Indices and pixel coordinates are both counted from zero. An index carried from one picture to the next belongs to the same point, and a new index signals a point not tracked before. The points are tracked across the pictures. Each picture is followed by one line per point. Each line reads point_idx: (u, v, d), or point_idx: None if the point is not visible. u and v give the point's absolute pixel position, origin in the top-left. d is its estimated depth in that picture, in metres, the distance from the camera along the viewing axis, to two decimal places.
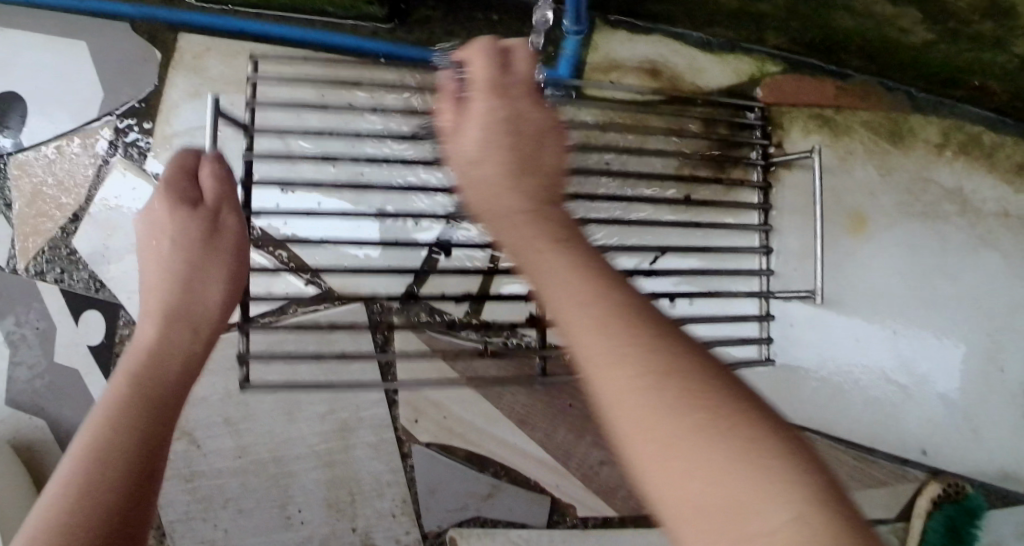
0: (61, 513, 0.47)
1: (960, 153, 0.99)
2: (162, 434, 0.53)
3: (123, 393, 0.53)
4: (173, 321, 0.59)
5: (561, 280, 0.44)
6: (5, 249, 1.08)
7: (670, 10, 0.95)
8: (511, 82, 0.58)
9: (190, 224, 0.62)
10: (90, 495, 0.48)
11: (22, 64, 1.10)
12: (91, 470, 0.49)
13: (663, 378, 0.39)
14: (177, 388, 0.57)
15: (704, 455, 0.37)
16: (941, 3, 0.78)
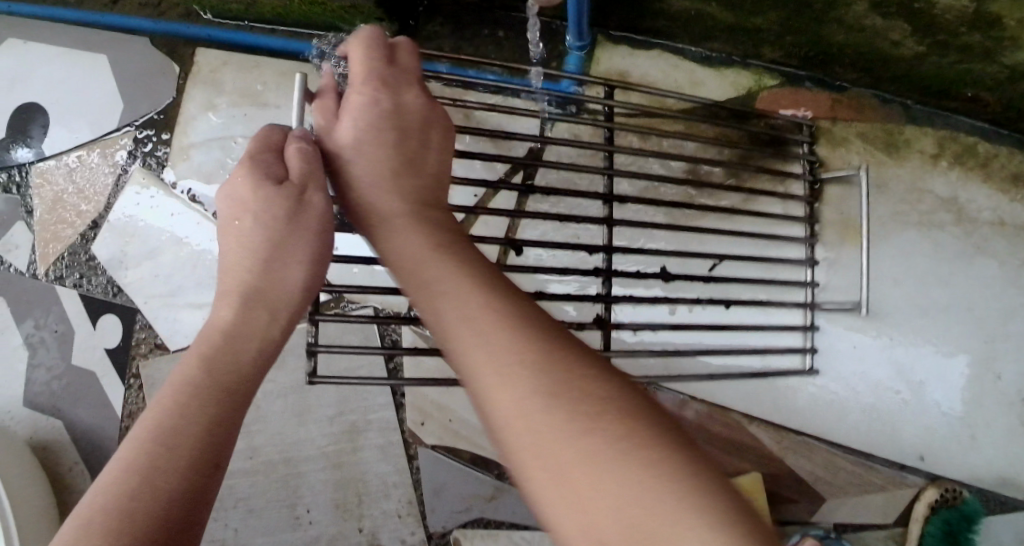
0: (132, 487, 0.50)
1: (955, 163, 1.01)
2: (227, 420, 0.55)
3: (196, 378, 0.55)
4: (250, 303, 0.59)
5: (475, 309, 0.50)
6: (26, 254, 1.12)
7: (669, 26, 0.98)
8: (394, 73, 0.63)
9: (278, 204, 0.59)
10: (163, 475, 0.50)
11: (45, 77, 1.15)
12: (158, 453, 0.51)
13: (544, 395, 0.45)
14: (246, 374, 0.57)
15: (592, 461, 0.42)
16: (929, 16, 0.81)
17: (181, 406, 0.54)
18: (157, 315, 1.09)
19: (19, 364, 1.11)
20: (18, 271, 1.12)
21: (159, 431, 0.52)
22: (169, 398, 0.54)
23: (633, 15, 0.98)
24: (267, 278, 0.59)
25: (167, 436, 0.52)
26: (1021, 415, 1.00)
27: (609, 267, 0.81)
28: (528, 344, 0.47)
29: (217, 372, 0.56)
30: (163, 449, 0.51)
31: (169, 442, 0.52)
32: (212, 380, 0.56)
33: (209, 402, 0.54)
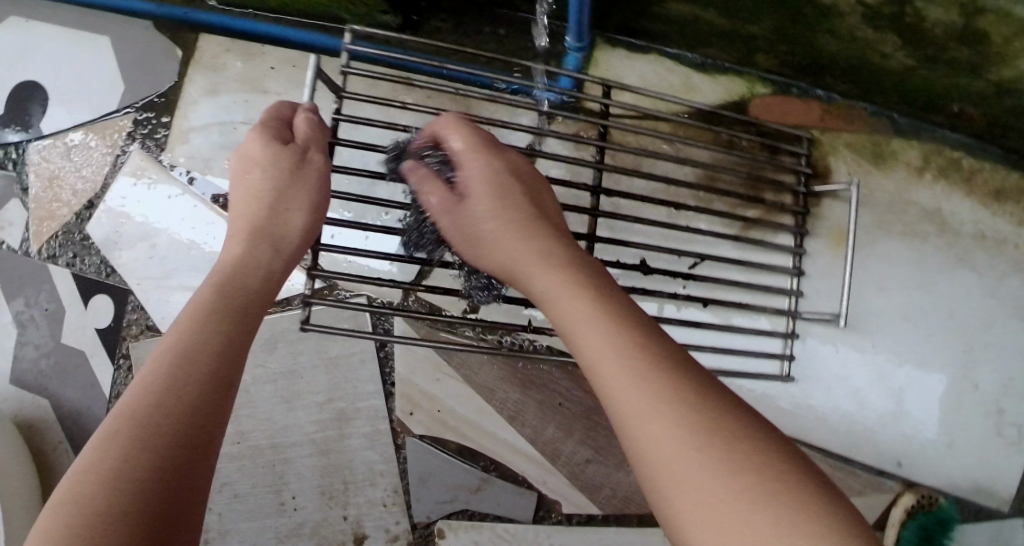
0: (156, 396, 0.54)
1: (940, 176, 1.04)
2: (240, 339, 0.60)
3: (208, 304, 0.61)
4: (258, 241, 0.67)
5: (635, 388, 0.55)
6: (20, 232, 1.12)
7: (667, 31, 1.01)
8: (500, 149, 0.76)
9: (285, 159, 0.71)
10: (181, 380, 0.55)
11: (46, 56, 1.15)
12: (175, 364, 0.56)
13: (696, 435, 0.52)
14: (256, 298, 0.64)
15: (735, 493, 0.50)
16: (919, 31, 0.84)
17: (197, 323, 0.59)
18: (149, 296, 1.09)
19: (6, 341, 1.10)
20: (10, 248, 1.12)
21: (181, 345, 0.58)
22: (182, 325, 0.59)
23: (632, 19, 1.00)
24: (275, 221, 0.69)
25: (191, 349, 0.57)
26: (997, 424, 1.03)
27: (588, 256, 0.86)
28: (671, 382, 0.55)
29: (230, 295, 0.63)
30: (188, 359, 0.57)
31: (186, 355, 0.57)
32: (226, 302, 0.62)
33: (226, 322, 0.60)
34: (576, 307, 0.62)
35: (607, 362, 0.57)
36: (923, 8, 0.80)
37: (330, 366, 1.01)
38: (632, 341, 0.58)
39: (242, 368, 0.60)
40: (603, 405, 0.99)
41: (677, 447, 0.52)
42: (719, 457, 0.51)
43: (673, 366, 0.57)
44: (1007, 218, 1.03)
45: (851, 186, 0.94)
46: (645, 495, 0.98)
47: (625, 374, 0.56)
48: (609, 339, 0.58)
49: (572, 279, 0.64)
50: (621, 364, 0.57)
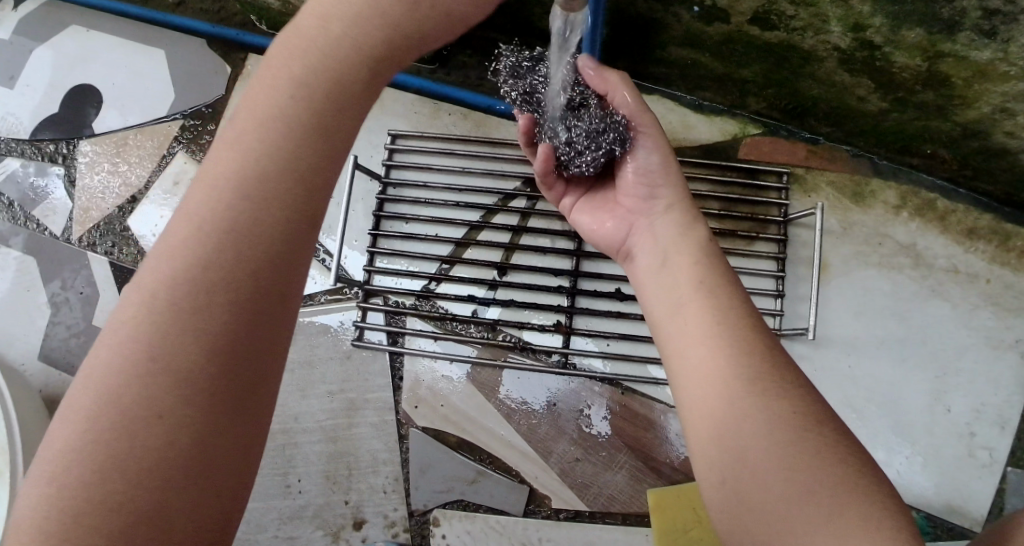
0: (210, 252, 0.53)
1: (915, 214, 1.17)
2: (254, 212, 0.54)
3: (242, 172, 0.55)
4: (295, 123, 0.57)
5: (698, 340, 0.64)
6: (63, 221, 1.22)
7: (668, 74, 1.15)
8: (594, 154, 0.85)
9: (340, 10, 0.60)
10: (230, 248, 0.53)
11: (105, 65, 1.27)
12: (224, 223, 0.54)
13: (756, 405, 0.58)
14: (282, 200, 0.55)
15: (785, 463, 0.55)
16: (889, 74, 0.96)
17: (233, 211, 0.54)
18: None
19: (40, 320, 1.19)
20: (54, 235, 1.22)
21: (217, 232, 0.54)
22: (228, 177, 0.55)
23: (636, 66, 1.15)
24: (320, 102, 0.58)
25: (233, 235, 0.53)
26: (968, 446, 1.13)
27: (572, 289, 1.06)
28: (743, 351, 0.61)
29: (262, 184, 0.55)
30: (224, 255, 0.53)
31: (235, 214, 0.54)
32: (258, 189, 0.55)
33: (270, 212, 0.54)
34: (658, 286, 0.71)
35: (684, 331, 0.65)
36: (890, 52, 0.92)
37: (346, 358, 1.09)
38: (718, 314, 0.64)
39: (260, 247, 0.54)
40: (598, 408, 1.07)
41: (727, 414, 0.59)
42: (785, 429, 0.57)
43: (753, 344, 0.62)
44: (978, 254, 1.16)
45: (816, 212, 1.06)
46: (630, 495, 1.04)
47: (706, 352, 0.63)
48: (696, 311, 0.66)
49: (671, 253, 0.72)
50: (697, 334, 0.64)
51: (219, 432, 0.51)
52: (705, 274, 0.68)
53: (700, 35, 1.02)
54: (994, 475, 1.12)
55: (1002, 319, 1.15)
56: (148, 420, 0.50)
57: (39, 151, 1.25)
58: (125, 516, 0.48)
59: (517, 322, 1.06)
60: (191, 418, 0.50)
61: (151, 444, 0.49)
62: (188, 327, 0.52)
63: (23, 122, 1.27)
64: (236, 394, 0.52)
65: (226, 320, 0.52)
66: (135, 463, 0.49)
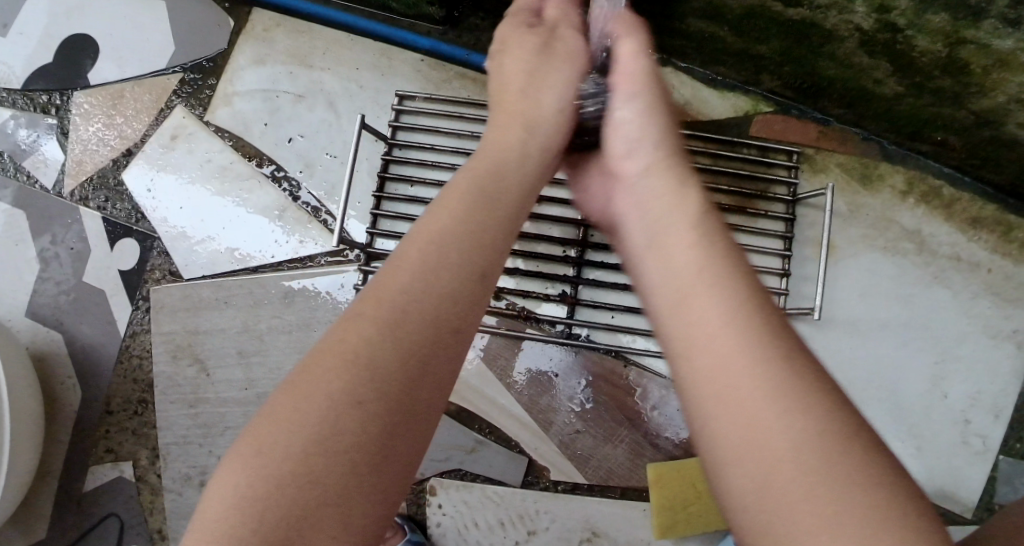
0: (413, 283, 0.55)
1: (921, 201, 1.16)
2: (455, 255, 0.57)
3: (452, 214, 0.59)
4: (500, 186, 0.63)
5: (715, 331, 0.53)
6: (54, 174, 1.18)
7: (684, 46, 1.13)
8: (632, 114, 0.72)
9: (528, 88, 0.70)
10: (432, 283, 0.56)
11: (103, 14, 1.22)
12: (428, 258, 0.57)
13: (781, 395, 0.48)
14: (490, 226, 0.60)
15: (806, 448, 0.47)
16: (908, 58, 0.95)
17: (454, 229, 0.58)
18: (175, 244, 1.14)
19: (28, 276, 1.15)
20: (45, 188, 1.18)
21: (417, 270, 0.56)
22: (436, 221, 0.59)
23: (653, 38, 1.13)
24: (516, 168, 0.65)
25: (429, 268, 0.56)
26: (962, 434, 1.13)
27: (579, 259, 1.04)
28: (758, 322, 0.52)
29: (464, 230, 0.58)
30: (442, 264, 0.56)
31: (437, 250, 0.57)
32: (479, 210, 0.60)
33: (458, 252, 0.57)
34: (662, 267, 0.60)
35: (682, 292, 0.56)
36: (912, 36, 0.90)
37: None
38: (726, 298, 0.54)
39: (447, 283, 0.56)
40: (601, 380, 1.05)
41: (740, 388, 0.50)
42: (805, 412, 0.48)
43: (767, 315, 0.53)
44: (981, 243, 1.15)
45: (826, 192, 1.04)
46: (629, 469, 1.03)
47: (725, 344, 0.52)
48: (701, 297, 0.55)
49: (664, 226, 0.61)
50: (703, 295, 0.55)
51: (406, 418, 0.51)
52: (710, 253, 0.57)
53: (720, 8, 1.00)
54: (987, 462, 1.12)
55: (1001, 308, 1.15)
56: (353, 396, 0.51)
57: (32, 102, 1.21)
58: (318, 498, 0.48)
59: (522, 291, 1.05)
60: (388, 405, 0.51)
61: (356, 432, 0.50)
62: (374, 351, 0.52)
63: (15, 71, 1.22)
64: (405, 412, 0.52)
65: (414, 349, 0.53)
66: (335, 445, 0.49)
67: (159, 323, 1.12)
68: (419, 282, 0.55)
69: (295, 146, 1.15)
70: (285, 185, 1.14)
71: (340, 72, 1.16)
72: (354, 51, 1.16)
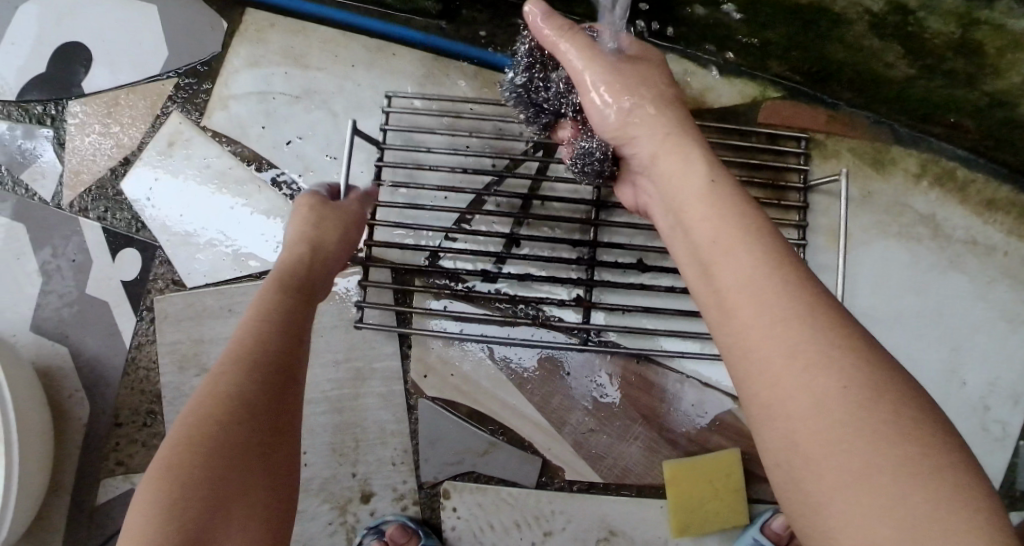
0: (245, 348, 0.65)
1: (934, 184, 1.14)
2: (285, 316, 0.70)
3: (274, 292, 0.73)
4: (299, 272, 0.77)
5: (772, 342, 0.54)
6: (53, 185, 1.17)
7: (686, 33, 1.10)
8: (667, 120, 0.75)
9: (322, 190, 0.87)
10: (267, 343, 0.66)
11: (94, 20, 1.20)
12: (258, 327, 0.67)
13: (848, 401, 0.50)
14: (311, 297, 0.76)
15: (888, 470, 0.47)
16: (920, 40, 0.93)
17: (276, 299, 0.72)
18: (178, 252, 1.13)
19: (31, 289, 1.14)
20: (43, 200, 1.16)
21: (241, 346, 0.65)
22: (264, 297, 0.72)
23: (654, 26, 1.10)
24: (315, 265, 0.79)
25: (250, 339, 0.66)
26: (981, 421, 1.11)
27: (592, 260, 1.02)
28: (828, 344, 0.53)
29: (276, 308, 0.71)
30: (281, 316, 0.70)
31: (268, 319, 0.69)
32: (297, 292, 0.74)
33: (282, 318, 0.70)
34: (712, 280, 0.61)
35: (743, 308, 0.57)
36: (924, 17, 0.89)
37: (350, 326, 1.05)
38: (782, 308, 0.55)
39: (275, 340, 0.67)
40: (613, 378, 1.04)
41: (807, 408, 0.51)
42: (882, 431, 0.49)
43: (837, 327, 0.54)
44: (997, 226, 1.13)
45: (843, 177, 1.02)
46: (644, 466, 1.02)
47: (785, 356, 0.53)
48: (756, 306, 0.56)
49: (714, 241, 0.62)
50: (767, 324, 0.55)
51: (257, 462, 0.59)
52: (763, 263, 0.58)
53: None
54: (1007, 449, 1.11)
55: (1018, 292, 1.12)
56: (204, 461, 0.56)
57: (27, 112, 1.19)
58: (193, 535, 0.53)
59: (534, 296, 1.02)
60: (236, 453, 0.58)
61: (211, 471, 0.56)
62: (215, 421, 0.58)
63: (8, 80, 1.20)
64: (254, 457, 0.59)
65: (255, 399, 0.61)
66: (192, 472, 0.56)
67: (165, 333, 1.11)
68: (264, 333, 0.67)
69: (294, 148, 1.13)
70: (286, 189, 1.13)
71: (337, 72, 1.14)
72: (351, 50, 1.14)
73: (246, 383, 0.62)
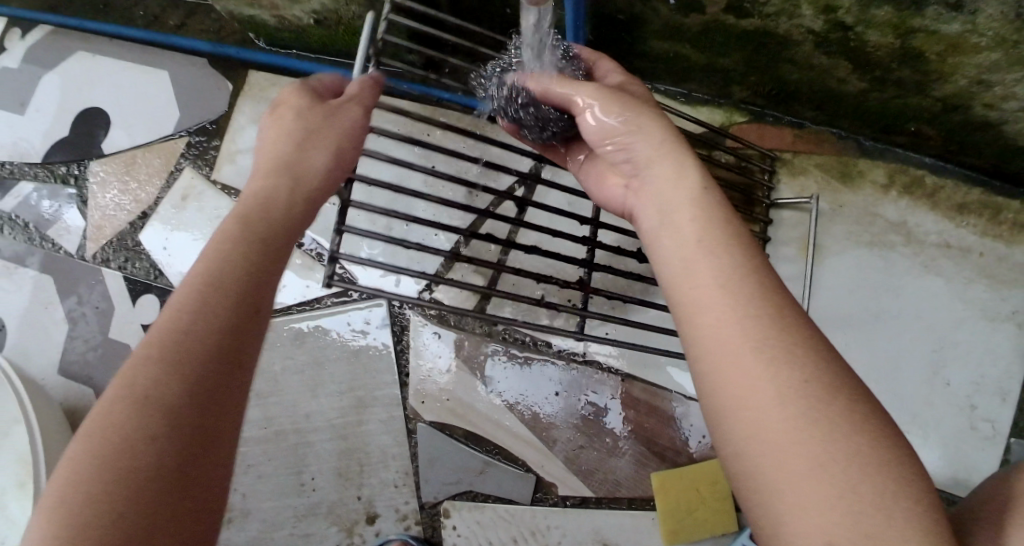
0: (187, 321, 0.56)
1: (904, 192, 1.19)
2: (239, 279, 0.60)
3: (225, 246, 0.62)
4: (259, 220, 0.65)
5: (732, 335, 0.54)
6: (77, 239, 1.27)
7: (653, 67, 1.18)
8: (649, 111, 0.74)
9: (310, 112, 0.73)
10: (211, 315, 0.57)
11: (111, 87, 1.31)
12: (202, 295, 0.58)
13: (799, 396, 0.51)
14: (268, 249, 0.64)
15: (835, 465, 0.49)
16: (864, 53, 0.98)
17: (230, 253, 0.61)
18: None
19: (59, 336, 1.23)
20: (68, 253, 1.26)
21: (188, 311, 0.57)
22: (210, 253, 0.61)
23: (624, 63, 1.19)
24: (287, 206, 0.68)
25: (193, 305, 0.57)
26: (969, 419, 1.14)
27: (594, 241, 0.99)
28: (784, 340, 0.53)
29: (225, 269, 0.60)
30: (229, 277, 0.60)
31: (215, 282, 0.59)
32: (251, 242, 0.63)
33: (233, 280, 0.60)
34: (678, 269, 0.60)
35: (706, 314, 0.56)
36: (863, 32, 0.94)
37: (353, 357, 1.13)
38: (743, 304, 0.55)
39: (219, 311, 0.57)
40: (599, 395, 1.09)
41: (761, 402, 0.52)
42: (831, 426, 0.50)
43: (791, 322, 0.55)
44: (969, 228, 1.17)
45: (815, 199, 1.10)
46: (634, 479, 1.07)
47: (744, 350, 0.53)
48: (717, 299, 0.56)
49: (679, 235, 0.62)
50: (724, 318, 0.55)
51: (199, 450, 0.52)
52: (724, 260, 0.58)
53: (680, 27, 1.05)
54: (997, 445, 1.13)
55: (996, 291, 1.16)
56: (138, 445, 0.51)
57: (52, 173, 1.30)
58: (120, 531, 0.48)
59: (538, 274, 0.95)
60: (173, 437, 0.52)
61: (145, 458, 0.50)
62: (145, 403, 0.52)
63: (35, 146, 1.31)
64: (191, 445, 0.52)
65: (193, 381, 0.54)
66: (121, 461, 0.50)
67: None
68: (206, 302, 0.57)
69: None
70: None
71: None
72: None
73: (183, 366, 0.54)
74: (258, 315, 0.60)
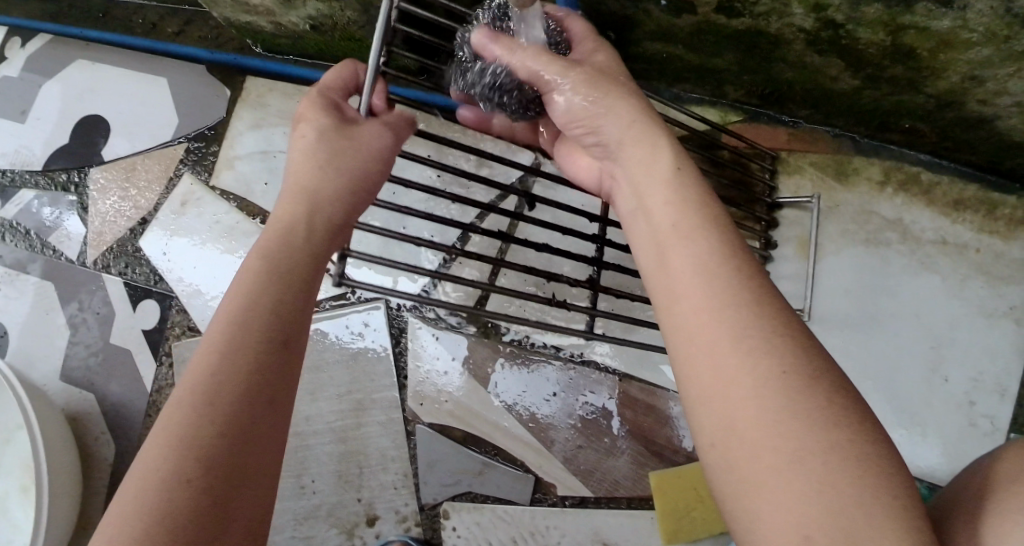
0: (218, 361, 0.58)
1: (900, 189, 1.19)
2: (268, 316, 0.61)
3: (255, 283, 0.63)
4: (290, 255, 0.66)
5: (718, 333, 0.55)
6: (77, 246, 1.28)
7: (647, 69, 1.19)
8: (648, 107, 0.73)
9: (333, 133, 0.73)
10: (241, 355, 0.58)
11: (110, 95, 1.32)
12: (233, 334, 0.59)
13: (782, 392, 0.51)
14: (297, 282, 0.65)
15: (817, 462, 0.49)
16: (856, 51, 0.99)
17: (259, 291, 0.62)
18: (192, 301, 1.22)
19: (60, 341, 1.24)
20: (69, 259, 1.27)
21: (217, 350, 0.58)
22: (241, 288, 0.63)
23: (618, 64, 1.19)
24: (316, 239, 0.69)
25: (224, 345, 0.59)
26: (968, 415, 1.14)
27: (603, 237, 0.99)
28: (769, 336, 0.54)
29: (254, 304, 0.61)
30: (258, 313, 0.61)
31: (244, 320, 0.60)
32: (280, 278, 0.64)
33: (261, 317, 0.61)
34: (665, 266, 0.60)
35: (690, 310, 0.57)
36: (853, 29, 0.94)
37: (352, 360, 1.14)
38: (728, 300, 0.56)
39: (251, 347, 0.59)
40: (597, 395, 1.10)
41: (745, 399, 0.52)
42: (814, 421, 0.50)
43: (776, 320, 0.55)
44: (966, 224, 1.18)
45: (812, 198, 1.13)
46: (632, 479, 1.07)
47: (728, 347, 0.54)
48: (703, 297, 0.56)
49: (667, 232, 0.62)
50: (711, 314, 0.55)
51: (234, 492, 0.54)
52: (710, 257, 0.58)
53: (673, 28, 1.06)
54: (997, 441, 1.13)
55: (994, 287, 1.16)
56: (176, 487, 0.52)
57: (52, 181, 1.31)
58: None
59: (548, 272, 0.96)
60: (213, 475, 0.54)
61: (186, 499, 0.52)
62: (186, 444, 0.54)
63: (35, 154, 1.32)
64: (224, 483, 0.54)
65: (229, 419, 0.56)
66: (167, 504, 0.52)
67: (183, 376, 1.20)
68: (237, 341, 0.59)
69: None
70: None
71: None
72: None
73: (220, 406, 0.56)
74: (288, 350, 0.61)
